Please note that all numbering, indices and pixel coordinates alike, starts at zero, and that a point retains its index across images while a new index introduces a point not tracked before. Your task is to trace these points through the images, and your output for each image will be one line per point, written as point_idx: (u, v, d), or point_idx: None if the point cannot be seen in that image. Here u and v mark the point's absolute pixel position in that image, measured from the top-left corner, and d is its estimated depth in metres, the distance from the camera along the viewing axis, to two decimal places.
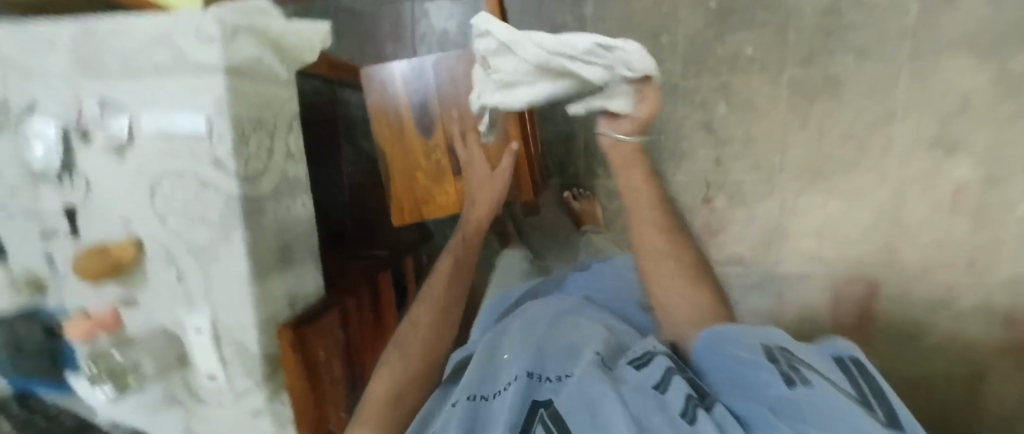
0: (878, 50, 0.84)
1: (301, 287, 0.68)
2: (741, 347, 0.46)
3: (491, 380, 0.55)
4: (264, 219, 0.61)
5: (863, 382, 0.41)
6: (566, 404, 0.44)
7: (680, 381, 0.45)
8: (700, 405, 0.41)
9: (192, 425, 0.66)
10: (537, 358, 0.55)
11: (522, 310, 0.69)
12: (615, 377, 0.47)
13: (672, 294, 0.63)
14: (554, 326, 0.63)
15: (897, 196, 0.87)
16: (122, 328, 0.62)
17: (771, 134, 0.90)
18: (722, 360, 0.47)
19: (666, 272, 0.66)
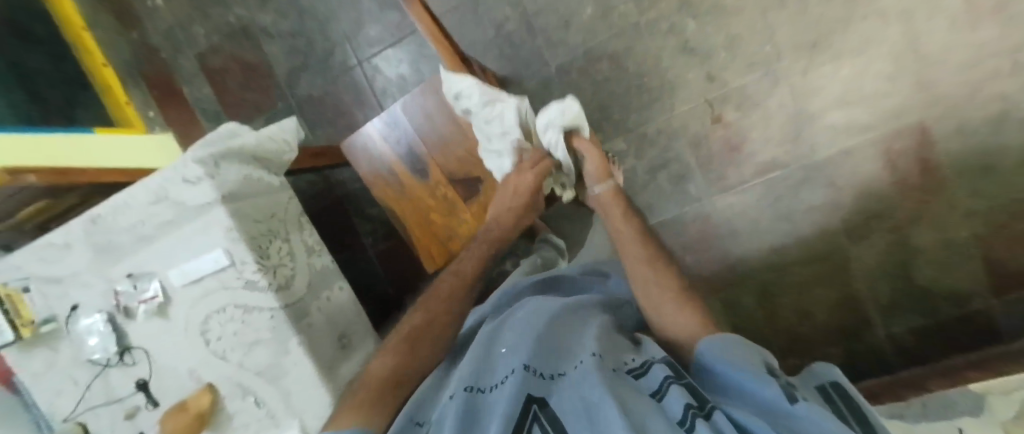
0: None
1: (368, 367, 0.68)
2: (737, 356, 0.35)
3: (474, 375, 0.39)
4: (311, 319, 0.61)
5: (851, 403, 0.31)
6: (567, 402, 0.33)
7: (680, 392, 0.32)
8: (700, 416, 0.28)
9: None
10: (541, 352, 0.39)
11: (506, 313, 0.50)
12: (614, 380, 0.34)
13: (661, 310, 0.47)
14: (540, 306, 0.48)
15: (906, 28, 0.82)
16: None
17: (752, 27, 0.86)
18: (732, 369, 0.35)
19: (649, 276, 0.51)
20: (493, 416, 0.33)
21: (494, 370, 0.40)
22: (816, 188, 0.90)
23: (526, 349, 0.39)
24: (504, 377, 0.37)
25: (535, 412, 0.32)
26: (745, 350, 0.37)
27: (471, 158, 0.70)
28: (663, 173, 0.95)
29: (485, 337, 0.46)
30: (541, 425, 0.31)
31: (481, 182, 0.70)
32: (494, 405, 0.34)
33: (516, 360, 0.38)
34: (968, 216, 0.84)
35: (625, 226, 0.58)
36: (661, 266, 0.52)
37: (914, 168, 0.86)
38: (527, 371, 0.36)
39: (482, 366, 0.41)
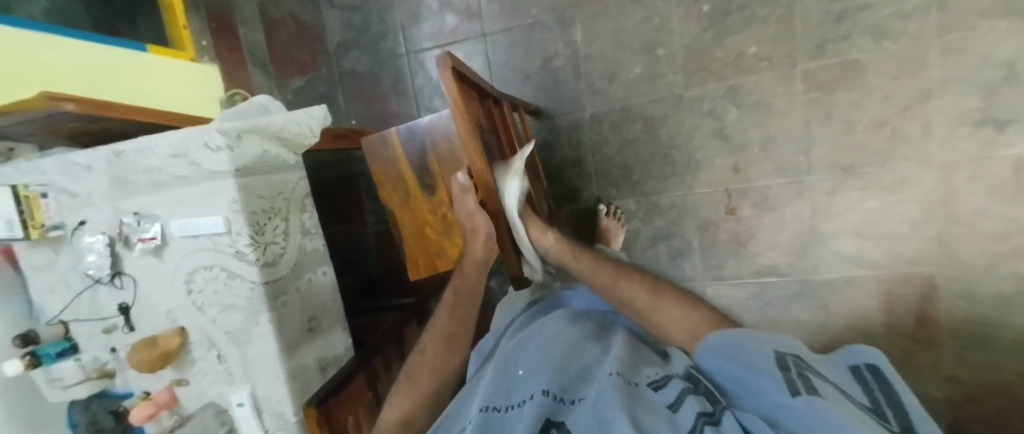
0: (897, 28, 0.77)
1: (329, 351, 0.72)
2: (748, 359, 0.35)
3: (498, 392, 0.39)
4: (287, 298, 0.65)
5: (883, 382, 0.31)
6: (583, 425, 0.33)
7: (693, 400, 0.32)
8: (709, 423, 0.29)
9: None
10: (561, 375, 0.39)
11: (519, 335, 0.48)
12: (629, 391, 0.34)
13: (661, 329, 0.46)
14: (553, 323, 0.48)
15: (944, 181, 0.80)
16: (178, 404, 0.68)
17: (791, 133, 0.85)
18: (735, 375, 0.35)
19: (641, 300, 0.47)
20: None
21: (518, 388, 0.39)
22: (806, 304, 0.91)
23: (539, 371, 0.40)
24: (525, 401, 0.37)
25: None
26: (760, 345, 0.36)
27: None
28: (664, 244, 0.95)
29: (501, 353, 0.45)
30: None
31: None
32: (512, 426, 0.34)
33: (533, 384, 0.38)
34: (946, 377, 0.85)
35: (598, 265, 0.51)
36: (641, 286, 0.48)
37: (910, 316, 0.85)
38: (550, 394, 0.36)
39: (501, 380, 0.40)
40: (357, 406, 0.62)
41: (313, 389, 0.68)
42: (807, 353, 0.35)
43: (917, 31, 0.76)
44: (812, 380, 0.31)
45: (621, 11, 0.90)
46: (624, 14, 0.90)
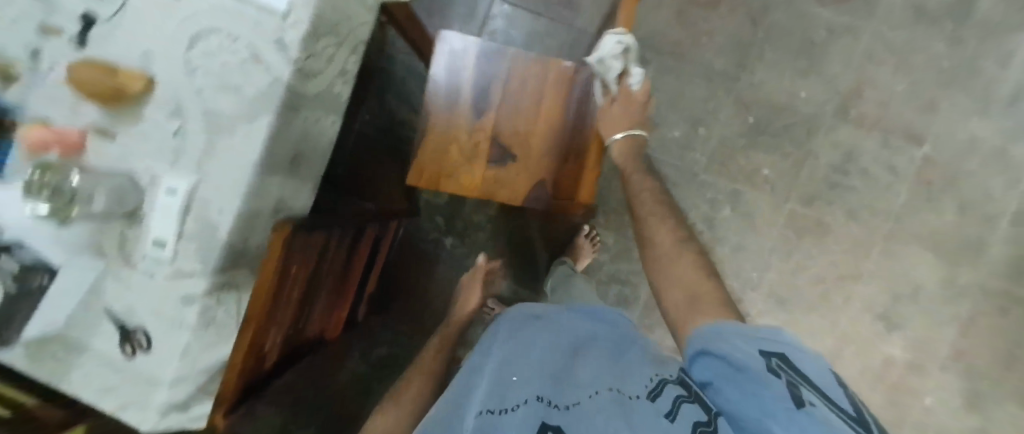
0: (865, 217, 0.96)
1: (292, 197, 0.63)
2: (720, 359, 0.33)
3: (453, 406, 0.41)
4: (295, 120, 0.57)
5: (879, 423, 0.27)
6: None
7: (688, 407, 0.32)
8: None
9: (103, 285, 0.54)
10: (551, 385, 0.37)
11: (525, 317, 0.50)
12: (623, 410, 0.33)
13: (669, 278, 0.44)
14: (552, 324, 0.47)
15: (839, 348, 0.96)
16: (83, 156, 0.54)
17: (759, 251, 0.97)
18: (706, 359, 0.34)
19: (685, 270, 0.44)
20: None
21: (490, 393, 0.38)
22: None
23: (529, 373, 0.39)
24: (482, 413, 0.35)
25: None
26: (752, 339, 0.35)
27: (524, 138, 0.70)
28: (616, 286, 1.01)
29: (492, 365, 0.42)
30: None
31: (511, 162, 0.70)
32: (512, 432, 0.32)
33: (521, 387, 0.37)
34: None
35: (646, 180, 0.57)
36: (698, 268, 0.44)
37: None
38: (538, 399, 0.35)
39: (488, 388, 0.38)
40: (304, 258, 0.55)
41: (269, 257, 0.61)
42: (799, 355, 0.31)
43: (872, 228, 0.96)
44: (799, 385, 0.29)
45: (690, 80, 0.99)
46: (690, 84, 0.99)
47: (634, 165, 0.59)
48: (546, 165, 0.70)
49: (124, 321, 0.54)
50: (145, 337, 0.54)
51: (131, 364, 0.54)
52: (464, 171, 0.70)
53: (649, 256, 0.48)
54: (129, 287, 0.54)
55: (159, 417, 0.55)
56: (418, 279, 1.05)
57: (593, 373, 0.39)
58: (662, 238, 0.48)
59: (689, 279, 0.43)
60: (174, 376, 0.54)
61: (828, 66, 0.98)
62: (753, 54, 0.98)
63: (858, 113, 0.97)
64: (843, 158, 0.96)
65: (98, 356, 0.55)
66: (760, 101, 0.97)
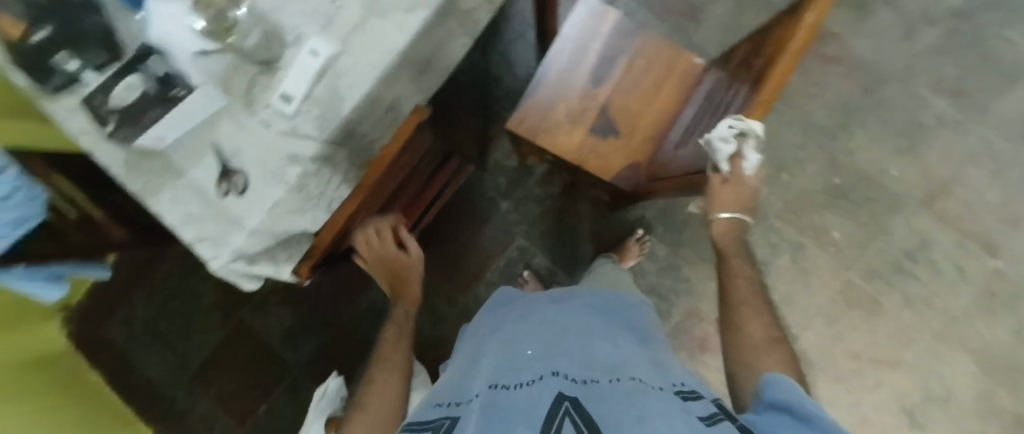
0: (919, 307, 0.95)
1: (406, 102, 0.64)
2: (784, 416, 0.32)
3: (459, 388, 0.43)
4: (440, 27, 0.59)
5: None
6: (603, 409, 0.31)
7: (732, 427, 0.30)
8: None
9: (219, 122, 0.56)
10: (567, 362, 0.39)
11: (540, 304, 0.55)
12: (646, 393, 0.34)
13: (738, 326, 0.47)
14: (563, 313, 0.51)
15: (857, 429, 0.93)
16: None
17: (805, 309, 0.96)
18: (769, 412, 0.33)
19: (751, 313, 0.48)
20: (506, 405, 0.33)
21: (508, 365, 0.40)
22: None
23: (554, 356, 0.40)
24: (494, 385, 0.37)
25: (568, 408, 0.30)
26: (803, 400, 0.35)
27: (632, 118, 0.70)
28: (652, 299, 1.01)
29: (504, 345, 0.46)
30: (574, 416, 0.30)
31: (613, 137, 0.70)
32: (529, 396, 0.33)
33: (543, 366, 0.38)
34: None
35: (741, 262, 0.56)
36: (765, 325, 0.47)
37: None
38: (556, 376, 0.36)
39: (511, 365, 0.40)
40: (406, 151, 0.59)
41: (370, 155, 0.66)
42: None
43: (922, 323, 0.94)
44: None
45: (788, 125, 0.97)
46: (787, 130, 0.97)
47: (735, 250, 0.58)
48: (642, 150, 0.71)
49: (227, 160, 0.56)
50: (241, 181, 0.56)
51: (220, 203, 0.56)
52: (557, 138, 0.71)
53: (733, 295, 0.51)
54: (244, 131, 0.56)
55: (229, 260, 0.57)
56: (461, 232, 1.06)
57: (609, 361, 0.40)
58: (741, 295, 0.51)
59: (759, 342, 0.44)
60: (255, 227, 0.56)
61: (928, 152, 0.96)
62: (857, 119, 0.96)
63: (944, 206, 0.95)
64: (914, 246, 0.95)
65: (191, 185, 0.56)
66: (850, 166, 0.96)
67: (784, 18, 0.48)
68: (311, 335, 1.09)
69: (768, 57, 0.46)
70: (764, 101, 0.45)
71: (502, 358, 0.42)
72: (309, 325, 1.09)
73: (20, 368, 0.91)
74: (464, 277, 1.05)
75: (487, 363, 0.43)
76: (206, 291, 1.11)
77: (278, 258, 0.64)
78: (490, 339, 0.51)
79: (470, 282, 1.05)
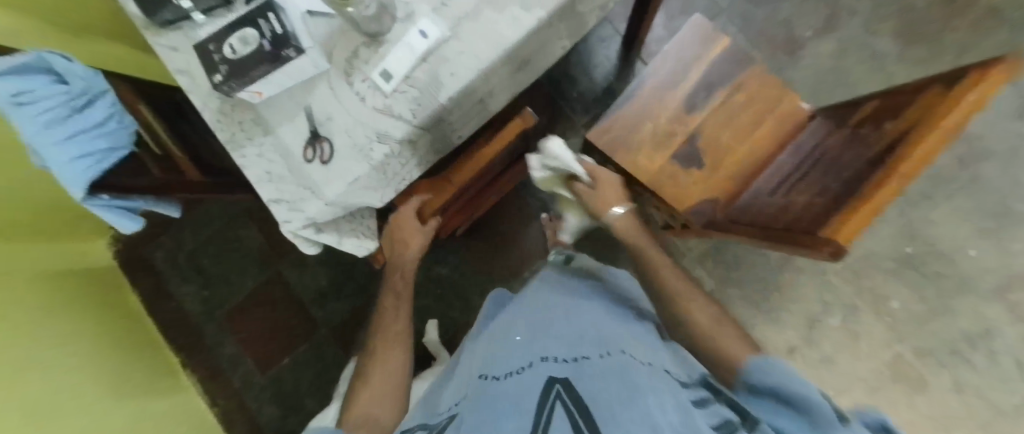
0: (967, 395, 0.91)
1: (497, 98, 0.63)
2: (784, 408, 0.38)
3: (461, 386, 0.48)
4: (552, 29, 0.57)
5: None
6: (588, 388, 0.37)
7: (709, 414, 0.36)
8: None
9: (315, 87, 0.55)
10: (559, 346, 0.45)
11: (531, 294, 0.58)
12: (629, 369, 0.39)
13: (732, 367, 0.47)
14: (553, 301, 0.54)
15: None
16: None
17: (846, 373, 0.94)
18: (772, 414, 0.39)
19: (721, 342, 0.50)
20: (507, 394, 0.38)
21: (509, 360, 0.44)
22: None
23: (543, 343, 0.46)
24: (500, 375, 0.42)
25: (558, 392, 0.37)
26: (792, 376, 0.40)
27: (720, 152, 0.67)
28: None
29: (503, 335, 0.51)
30: (564, 400, 0.36)
31: (695, 168, 0.68)
32: (523, 383, 0.39)
33: (531, 356, 0.44)
34: None
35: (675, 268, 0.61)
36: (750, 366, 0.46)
37: None
38: (545, 362, 0.42)
39: (505, 356, 0.45)
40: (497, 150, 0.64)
41: (448, 144, 0.64)
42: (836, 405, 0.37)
43: (966, 410, 0.91)
44: None
45: None
46: None
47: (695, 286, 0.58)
48: (725, 191, 0.67)
49: (317, 127, 0.56)
50: (325, 150, 0.55)
51: (302, 168, 0.56)
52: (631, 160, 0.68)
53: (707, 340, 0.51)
54: (338, 100, 0.55)
55: (300, 225, 0.57)
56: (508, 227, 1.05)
57: (598, 339, 0.45)
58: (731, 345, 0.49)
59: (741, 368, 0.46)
60: (330, 198, 0.56)
61: (1016, 238, 0.90)
62: (946, 190, 0.91)
63: (1020, 298, 0.90)
64: (977, 331, 0.91)
65: (275, 145, 0.56)
66: (927, 237, 0.91)
67: (939, 84, 0.44)
68: (344, 298, 1.11)
69: (916, 119, 0.42)
70: (867, 208, 0.40)
71: (495, 350, 0.48)
72: (343, 288, 1.11)
73: (50, 277, 0.91)
74: (502, 274, 1.05)
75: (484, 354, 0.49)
76: (252, 237, 1.14)
77: (342, 231, 0.63)
78: (495, 327, 0.55)
79: (507, 280, 1.05)
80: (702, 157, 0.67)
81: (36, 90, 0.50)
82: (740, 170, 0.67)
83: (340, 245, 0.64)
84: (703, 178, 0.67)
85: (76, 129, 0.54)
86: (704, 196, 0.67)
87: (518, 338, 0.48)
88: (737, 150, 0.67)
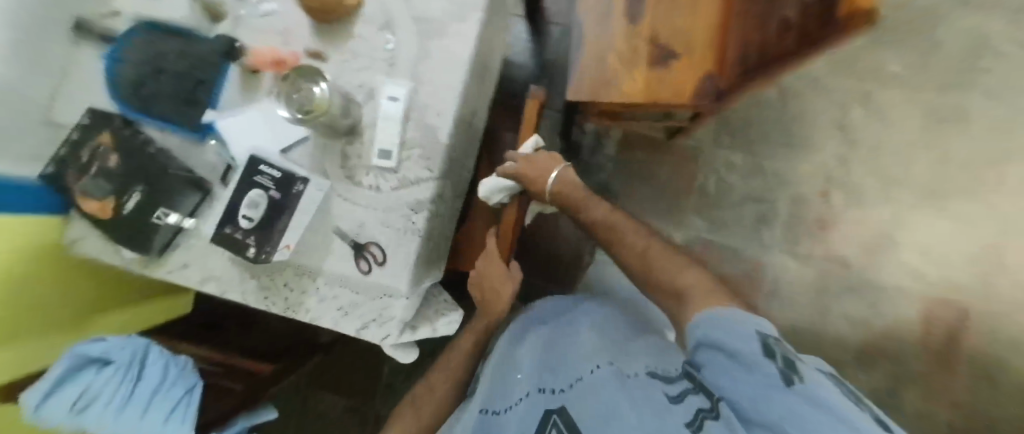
0: (1006, 94, 0.93)
1: (479, 115, 0.64)
2: (723, 348, 0.41)
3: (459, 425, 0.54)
4: (491, 25, 0.58)
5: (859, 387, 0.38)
6: (577, 407, 0.42)
7: (694, 396, 0.40)
8: (708, 417, 0.37)
9: (332, 206, 0.54)
10: (552, 372, 0.48)
11: (519, 326, 0.62)
12: (622, 378, 0.42)
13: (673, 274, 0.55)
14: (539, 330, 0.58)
15: (1002, 232, 0.93)
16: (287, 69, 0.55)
17: (899, 146, 0.96)
18: (716, 360, 0.41)
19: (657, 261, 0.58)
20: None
21: (512, 392, 0.50)
22: (858, 304, 0.96)
23: (539, 372, 0.49)
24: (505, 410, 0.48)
25: (555, 422, 0.42)
26: (741, 320, 0.42)
27: (684, 36, 0.69)
28: (752, 207, 0.99)
29: (501, 364, 0.56)
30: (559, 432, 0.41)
31: (674, 61, 0.69)
32: (522, 414, 0.45)
33: (527, 386, 0.48)
34: (949, 403, 0.94)
35: (613, 211, 0.64)
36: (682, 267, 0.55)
37: (940, 340, 0.94)
38: (539, 393, 0.46)
39: (503, 393, 0.51)
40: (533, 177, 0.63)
41: (464, 183, 0.65)
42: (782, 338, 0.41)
43: (1016, 105, 0.93)
44: (795, 364, 0.37)
45: None
46: None
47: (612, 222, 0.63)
48: (711, 61, 0.66)
49: (354, 238, 0.54)
50: (373, 253, 0.54)
51: (364, 283, 0.54)
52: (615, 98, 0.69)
53: (638, 260, 0.59)
54: (358, 203, 0.54)
55: (400, 332, 0.55)
56: (542, 236, 1.11)
57: (592, 349, 0.48)
58: (670, 263, 0.56)
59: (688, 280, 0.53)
60: (405, 291, 0.54)
61: None
62: None
63: None
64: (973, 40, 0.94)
65: (327, 281, 0.54)
66: None
67: None
68: None
69: None
70: None
71: (505, 375, 0.53)
72: None
73: None
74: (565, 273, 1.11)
75: (491, 379, 0.55)
76: (333, 404, 1.09)
77: (430, 317, 0.61)
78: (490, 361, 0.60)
79: (573, 273, 1.11)
80: (673, 51, 0.69)
81: (90, 388, 0.47)
82: (710, 36, 0.67)
83: (437, 332, 0.61)
84: (685, 64, 0.68)
85: (150, 393, 0.49)
86: (696, 76, 0.67)
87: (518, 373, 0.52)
88: (696, 25, 0.68)
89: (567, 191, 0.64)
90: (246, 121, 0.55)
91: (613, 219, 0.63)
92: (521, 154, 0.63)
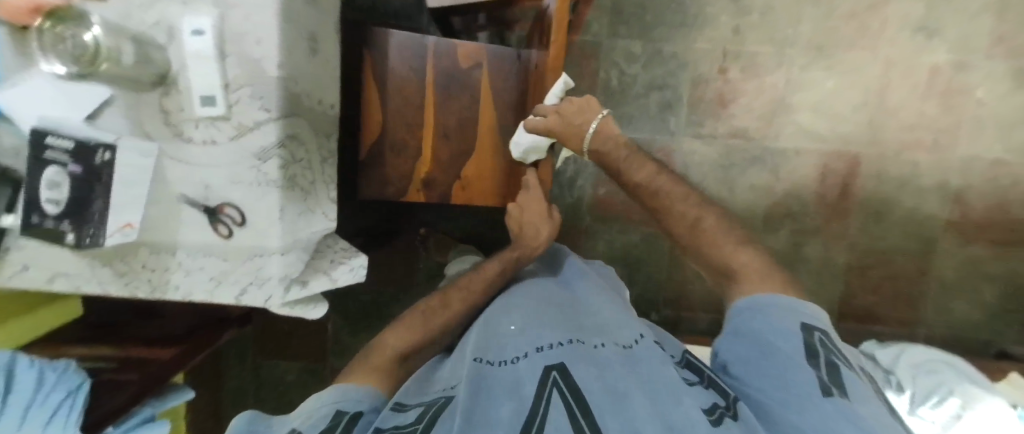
0: None
1: (323, 39, 0.58)
2: (767, 335, 0.47)
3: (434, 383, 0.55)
4: None
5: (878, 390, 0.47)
6: (579, 377, 0.45)
7: (711, 393, 0.46)
8: (727, 414, 0.43)
9: (167, 167, 0.48)
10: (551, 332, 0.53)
11: (518, 286, 0.67)
12: (630, 357, 0.49)
13: (729, 249, 0.57)
14: (538, 291, 0.63)
15: (884, 76, 0.97)
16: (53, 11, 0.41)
17: (787, 5, 0.95)
18: (748, 346, 0.48)
19: (717, 236, 0.59)
20: (499, 379, 0.47)
21: (508, 347, 0.52)
22: (762, 170, 1.01)
23: (537, 332, 0.53)
24: (517, 357, 0.50)
25: (553, 380, 0.45)
26: (787, 313, 0.48)
27: None
28: (656, 95, 0.98)
29: (495, 316, 0.59)
30: (559, 387, 0.44)
31: None
32: (519, 374, 0.47)
33: (526, 344, 0.51)
34: (848, 244, 1.03)
35: (658, 174, 0.64)
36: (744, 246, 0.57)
37: (836, 189, 1.01)
38: (540, 351, 0.49)
39: (498, 344, 0.53)
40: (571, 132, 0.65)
41: (327, 120, 0.60)
42: (828, 331, 0.49)
43: None
44: (834, 367, 0.45)
45: None
46: None
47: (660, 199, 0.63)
48: None
49: (205, 202, 0.49)
50: (232, 215, 0.49)
51: (230, 247, 0.50)
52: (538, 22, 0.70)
53: (688, 234, 0.60)
54: (196, 162, 0.48)
55: (284, 291, 0.53)
56: None
57: (598, 327, 0.55)
58: (727, 240, 0.58)
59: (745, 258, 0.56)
60: (280, 248, 0.51)
61: None
62: None
63: None
64: None
65: (187, 255, 0.51)
66: None
67: None
68: None
69: None
70: None
71: (490, 338, 0.55)
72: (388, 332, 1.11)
73: None
74: None
75: (474, 341, 0.56)
76: (287, 367, 1.13)
77: (325, 268, 0.59)
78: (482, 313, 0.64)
79: None
80: None
81: None
82: None
83: (336, 281, 0.60)
84: None
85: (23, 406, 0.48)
86: None
87: (512, 327, 0.56)
88: None
89: (601, 149, 0.67)
90: (32, 86, 0.42)
91: (656, 182, 0.64)
92: (551, 108, 0.64)
